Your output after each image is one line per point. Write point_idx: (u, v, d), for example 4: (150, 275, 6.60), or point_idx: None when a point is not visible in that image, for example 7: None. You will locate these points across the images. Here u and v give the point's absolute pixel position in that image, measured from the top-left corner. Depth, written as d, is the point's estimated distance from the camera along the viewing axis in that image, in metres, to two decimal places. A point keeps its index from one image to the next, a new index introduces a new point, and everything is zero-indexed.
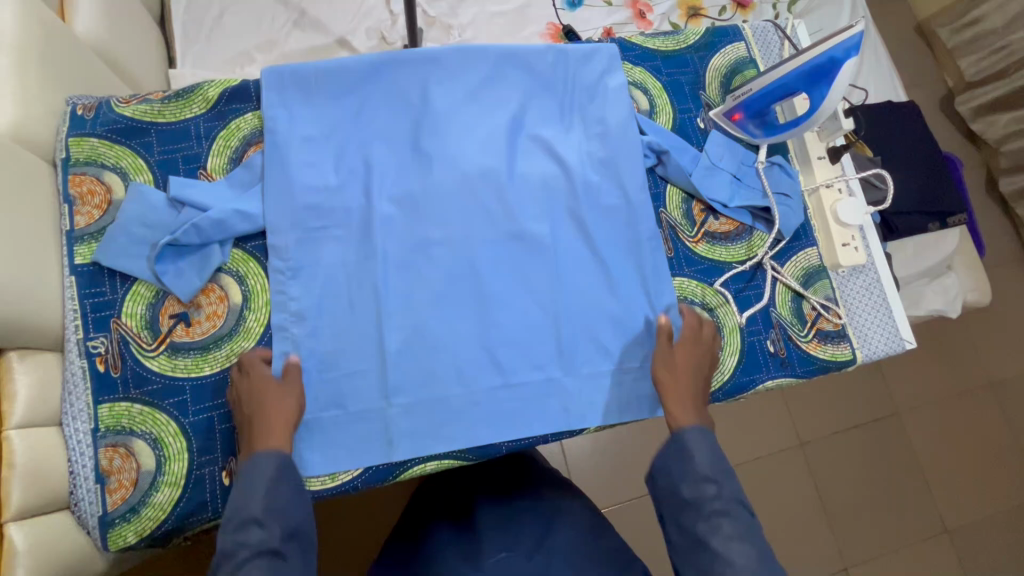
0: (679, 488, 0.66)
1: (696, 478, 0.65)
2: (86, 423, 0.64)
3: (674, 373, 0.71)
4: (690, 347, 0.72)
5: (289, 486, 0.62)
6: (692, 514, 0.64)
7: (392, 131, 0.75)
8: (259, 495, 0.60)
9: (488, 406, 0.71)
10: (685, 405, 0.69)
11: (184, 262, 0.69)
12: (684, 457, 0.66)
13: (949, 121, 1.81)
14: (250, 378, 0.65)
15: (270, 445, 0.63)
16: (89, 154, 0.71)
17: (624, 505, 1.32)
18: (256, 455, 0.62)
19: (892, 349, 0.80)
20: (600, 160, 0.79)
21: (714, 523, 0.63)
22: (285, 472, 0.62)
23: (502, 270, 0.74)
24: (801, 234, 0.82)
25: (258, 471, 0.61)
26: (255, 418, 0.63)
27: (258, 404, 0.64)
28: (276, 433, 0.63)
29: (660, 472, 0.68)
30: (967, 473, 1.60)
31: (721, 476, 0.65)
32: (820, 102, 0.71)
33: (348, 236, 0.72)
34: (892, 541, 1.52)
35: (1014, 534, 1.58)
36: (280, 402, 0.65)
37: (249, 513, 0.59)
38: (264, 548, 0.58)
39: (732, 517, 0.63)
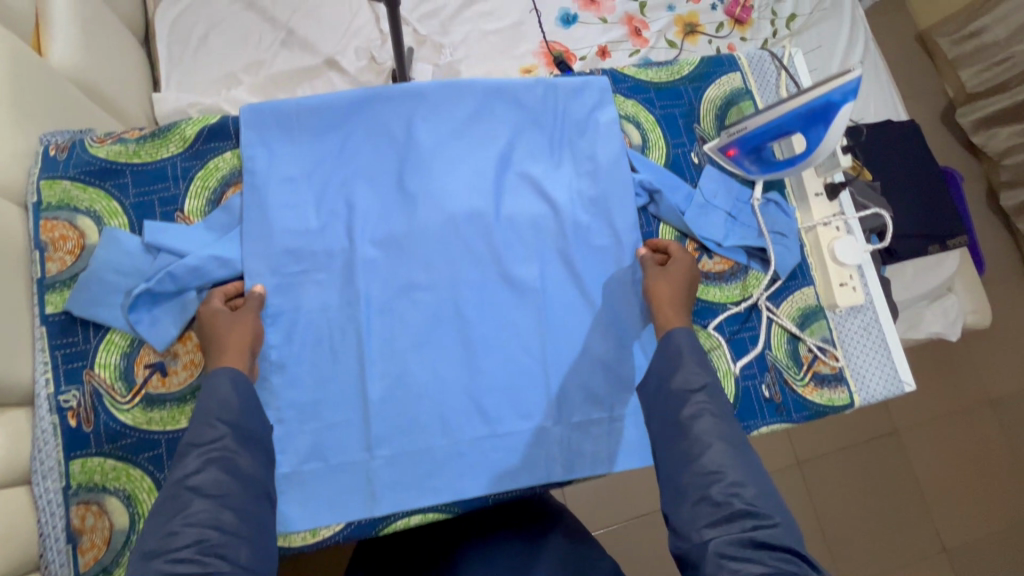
0: (666, 382, 0.62)
1: (680, 373, 0.61)
2: (57, 481, 0.62)
3: (667, 283, 0.70)
4: (682, 264, 0.72)
5: (242, 398, 0.59)
6: (677, 403, 0.60)
7: (375, 170, 0.72)
8: (213, 400, 0.58)
9: (473, 457, 0.69)
10: (679, 313, 0.68)
11: (159, 309, 0.67)
12: (673, 356, 0.63)
13: (949, 133, 1.78)
14: (205, 311, 0.65)
15: (227, 361, 0.62)
16: (62, 198, 0.68)
17: (623, 524, 1.25)
18: (210, 373, 0.61)
19: (891, 391, 0.78)
20: (591, 198, 0.76)
21: (696, 411, 0.58)
22: (240, 385, 0.60)
23: (489, 314, 0.72)
24: (798, 273, 0.80)
25: (213, 385, 0.59)
26: (211, 338, 0.63)
27: (211, 328, 0.64)
28: (233, 352, 0.62)
29: (650, 377, 0.64)
30: (966, 492, 1.58)
31: (708, 370, 0.62)
32: (817, 143, 0.68)
33: (329, 279, 0.70)
34: (891, 560, 1.50)
35: (1014, 554, 1.56)
36: (234, 323, 0.64)
37: (202, 418, 0.57)
38: (215, 451, 0.55)
39: (715, 409, 0.58)
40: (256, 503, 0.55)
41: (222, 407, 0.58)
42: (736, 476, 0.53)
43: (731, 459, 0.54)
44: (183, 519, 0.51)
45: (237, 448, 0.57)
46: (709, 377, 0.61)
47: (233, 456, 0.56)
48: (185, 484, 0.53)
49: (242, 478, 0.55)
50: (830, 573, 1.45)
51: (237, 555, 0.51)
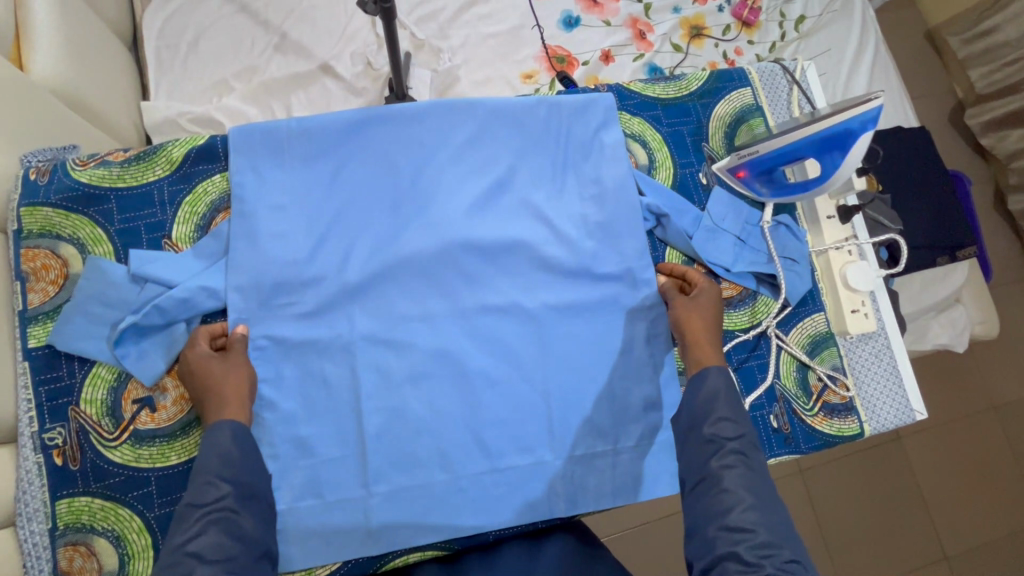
0: (698, 427, 0.61)
1: (715, 417, 0.60)
2: (43, 523, 0.60)
3: (699, 316, 0.68)
4: (709, 293, 0.70)
5: (245, 455, 0.58)
6: (710, 450, 0.59)
7: (371, 195, 0.70)
8: (211, 457, 0.56)
9: (474, 493, 0.67)
10: (712, 348, 0.67)
11: (146, 342, 0.65)
12: (708, 398, 0.62)
13: (958, 134, 1.74)
14: (192, 353, 0.62)
15: (227, 415, 0.59)
16: (43, 225, 0.65)
17: (624, 533, 1.20)
18: (208, 428, 0.58)
19: (902, 419, 0.76)
20: (596, 224, 0.74)
21: (729, 462, 0.57)
22: (240, 440, 0.58)
23: (487, 344, 0.70)
24: (808, 299, 0.77)
25: (211, 440, 0.57)
26: (205, 384, 0.61)
27: (203, 373, 0.61)
28: (231, 405, 0.60)
29: (682, 412, 0.63)
30: (968, 498, 1.57)
31: (741, 418, 0.61)
32: (833, 170, 0.67)
33: (325, 310, 0.68)
34: (892, 569, 1.49)
35: (1014, 560, 1.55)
36: (230, 369, 0.62)
37: (203, 475, 0.55)
38: (219, 507, 0.54)
39: (749, 460, 0.58)
40: (257, 565, 0.54)
41: (221, 451, 0.57)
42: (766, 536, 0.52)
43: (762, 518, 0.53)
44: None
45: (239, 507, 0.55)
46: (743, 426, 0.60)
47: (235, 516, 0.54)
48: (186, 550, 0.51)
49: (245, 541, 0.54)
50: None
51: None
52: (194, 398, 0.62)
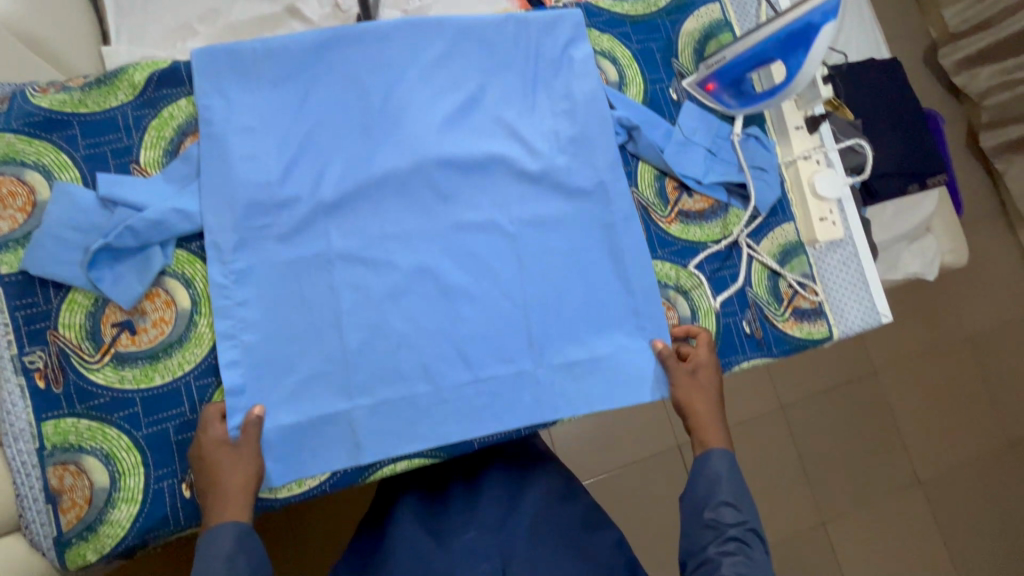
0: (700, 512, 0.70)
1: (717, 501, 0.69)
2: (29, 443, 0.61)
3: (702, 399, 0.71)
4: (710, 369, 0.72)
5: (249, 560, 0.62)
6: (710, 535, 0.68)
7: (341, 116, 0.70)
8: (215, 568, 0.60)
9: (457, 402, 0.69)
10: (716, 431, 0.72)
11: (121, 266, 0.65)
12: (712, 480, 0.70)
13: (931, 74, 1.75)
14: (204, 441, 0.62)
15: (229, 515, 0.61)
16: (6, 151, 0.64)
17: (611, 473, 1.34)
18: (210, 531, 0.60)
19: (869, 323, 0.77)
20: (569, 139, 0.74)
21: (728, 548, 0.67)
22: (244, 543, 0.61)
23: (463, 260, 0.71)
24: (778, 209, 0.79)
25: (215, 545, 0.60)
26: (205, 479, 0.61)
27: (209, 469, 0.61)
28: (231, 505, 0.61)
29: (688, 493, 0.72)
30: (940, 427, 1.64)
31: (744, 505, 0.70)
32: (797, 69, 0.68)
33: (301, 230, 0.68)
34: (867, 493, 1.56)
35: (982, 482, 1.63)
36: (237, 467, 0.61)
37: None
38: None
39: (747, 546, 0.67)
40: None
41: (226, 550, 0.60)
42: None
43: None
44: None
45: None
46: (744, 514, 0.69)
47: None
48: None
49: None
50: (809, 507, 1.52)
51: None
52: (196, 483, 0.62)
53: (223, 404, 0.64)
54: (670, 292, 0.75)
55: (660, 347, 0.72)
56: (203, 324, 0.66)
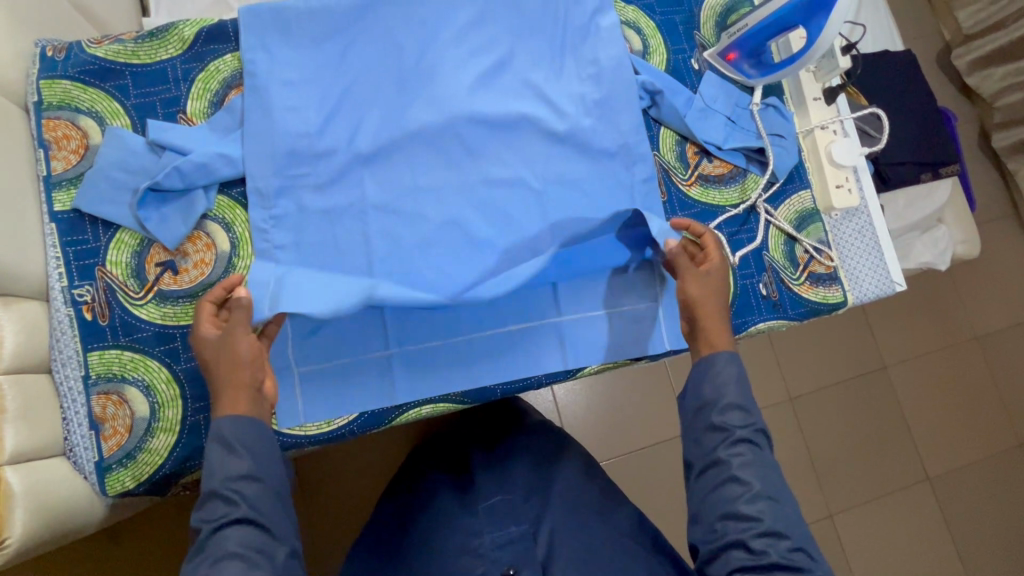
0: (707, 413, 0.65)
1: (727, 405, 0.64)
2: (76, 370, 0.64)
3: (702, 290, 0.68)
4: (716, 268, 0.69)
5: (252, 453, 0.58)
6: (719, 437, 0.64)
7: (376, 72, 0.73)
8: (215, 463, 0.57)
9: (482, 349, 0.71)
10: (721, 329, 0.68)
11: (167, 208, 0.68)
12: (718, 381, 0.65)
13: (944, 74, 1.72)
14: (199, 334, 0.61)
15: (227, 406, 0.59)
16: (62, 97, 0.68)
17: (624, 456, 1.35)
18: (216, 421, 0.59)
19: (882, 291, 0.81)
20: (594, 103, 0.77)
21: (738, 450, 0.63)
22: (244, 435, 0.58)
23: (490, 213, 0.73)
24: (795, 177, 0.82)
25: (216, 439, 0.58)
26: (209, 370, 0.60)
27: (206, 361, 0.60)
28: (236, 392, 0.60)
29: (692, 393, 0.66)
30: (954, 423, 1.56)
31: (752, 405, 0.65)
32: (818, 34, 0.71)
33: (337, 180, 0.71)
34: (877, 489, 1.49)
35: (996, 481, 1.54)
36: (232, 356, 0.60)
37: (209, 487, 0.57)
38: (230, 518, 0.56)
39: (756, 446, 0.64)
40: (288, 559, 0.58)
41: (225, 448, 0.58)
42: (772, 523, 0.60)
43: (769, 507, 0.61)
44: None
45: (255, 514, 0.57)
46: (753, 415, 0.65)
47: (251, 526, 0.56)
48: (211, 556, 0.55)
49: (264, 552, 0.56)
50: (815, 501, 1.45)
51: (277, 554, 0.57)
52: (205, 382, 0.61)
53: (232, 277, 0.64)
54: None
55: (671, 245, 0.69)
56: (241, 267, 0.69)
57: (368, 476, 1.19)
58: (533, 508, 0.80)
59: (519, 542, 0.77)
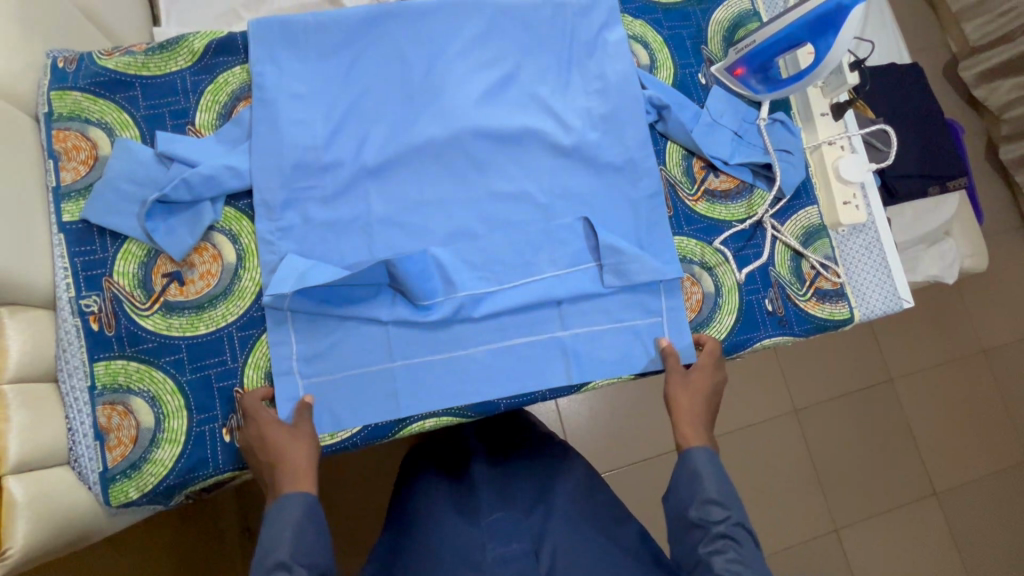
0: (686, 511, 0.68)
1: (703, 500, 0.67)
2: (82, 380, 0.64)
3: (688, 396, 0.71)
4: (708, 371, 0.73)
5: (315, 532, 0.62)
6: (699, 535, 0.66)
7: (384, 85, 0.73)
8: (285, 536, 0.61)
9: (487, 363, 0.71)
10: (698, 428, 0.71)
11: (174, 219, 0.68)
12: (693, 479, 0.68)
13: (950, 86, 1.72)
14: (258, 424, 0.64)
15: (297, 485, 0.63)
16: (72, 108, 0.69)
17: (625, 468, 1.35)
18: (281, 500, 0.62)
19: (889, 308, 0.80)
20: (600, 118, 0.77)
21: (717, 547, 0.64)
22: (311, 513, 0.63)
23: (496, 228, 0.73)
24: (802, 192, 0.82)
25: (286, 515, 0.62)
26: (266, 455, 0.63)
27: (272, 447, 0.63)
28: (300, 475, 0.63)
29: (673, 491, 0.70)
30: (962, 438, 1.54)
31: (730, 500, 0.67)
32: (826, 51, 0.71)
33: (344, 194, 0.71)
34: (883, 504, 1.47)
35: (1003, 497, 1.53)
36: (295, 446, 0.63)
37: (276, 560, 0.60)
38: None
39: (737, 543, 0.64)
40: None
41: (294, 522, 0.61)
42: None
43: None
44: None
45: None
46: (731, 509, 0.66)
47: None
48: None
49: None
50: (820, 516, 1.44)
51: None
52: (259, 469, 0.64)
53: (271, 388, 0.68)
54: (694, 267, 0.77)
55: (665, 344, 0.73)
56: (247, 279, 0.70)
57: (368, 483, 1.19)
58: (535, 524, 0.79)
59: (522, 560, 0.74)
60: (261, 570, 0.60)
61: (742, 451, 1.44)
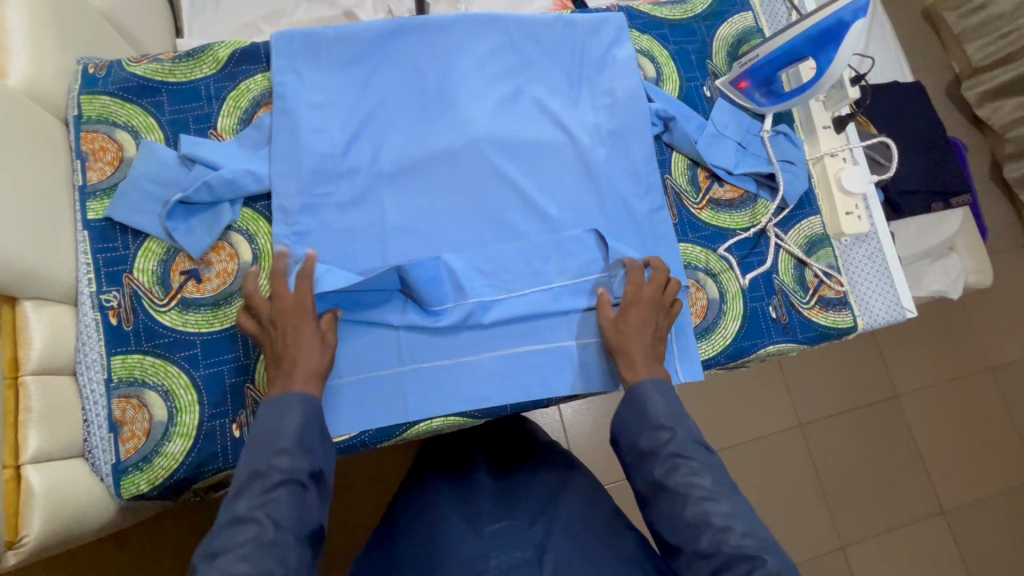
0: (637, 441, 0.67)
1: (652, 428, 0.66)
2: (99, 373, 0.66)
3: (629, 335, 0.69)
4: (644, 309, 0.70)
5: (319, 430, 0.61)
6: (653, 461, 0.65)
7: (398, 96, 0.76)
8: (289, 426, 0.60)
9: (494, 367, 0.72)
10: (640, 363, 0.69)
11: (194, 220, 0.70)
12: (640, 410, 0.67)
13: (954, 106, 1.73)
14: (279, 310, 0.64)
15: (306, 387, 0.62)
16: (101, 112, 0.71)
17: (627, 480, 1.34)
18: (289, 394, 0.61)
19: (893, 317, 0.81)
20: (609, 131, 0.79)
21: (670, 466, 0.64)
22: (317, 412, 0.62)
23: (505, 236, 0.75)
24: (805, 203, 0.83)
25: (290, 407, 0.61)
26: (282, 343, 0.63)
27: (289, 338, 0.63)
28: (309, 376, 0.63)
29: (622, 430, 0.69)
30: (968, 455, 1.53)
31: (676, 420, 0.66)
32: (826, 65, 0.73)
33: (359, 200, 0.74)
34: (890, 522, 1.45)
35: (1011, 516, 1.51)
36: (313, 343, 0.64)
37: (278, 445, 0.58)
38: (292, 478, 0.57)
39: (688, 457, 0.64)
40: (306, 537, 0.57)
41: (299, 416, 0.60)
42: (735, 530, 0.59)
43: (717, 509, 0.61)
44: (236, 550, 0.53)
45: (307, 483, 0.59)
46: (678, 428, 0.65)
47: (303, 491, 0.58)
48: (255, 512, 0.55)
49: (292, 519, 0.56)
50: (826, 533, 1.42)
51: (291, 543, 0.55)
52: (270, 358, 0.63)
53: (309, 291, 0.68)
54: (699, 274, 0.78)
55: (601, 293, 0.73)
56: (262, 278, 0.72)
57: (370, 489, 1.19)
58: (537, 533, 0.79)
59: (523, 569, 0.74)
60: (261, 451, 0.58)
61: (746, 466, 1.43)
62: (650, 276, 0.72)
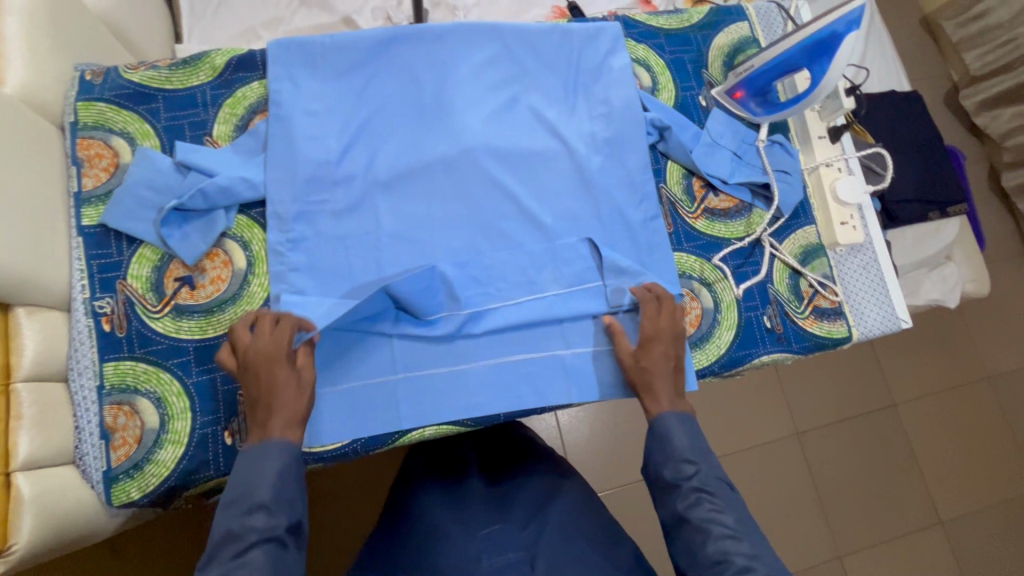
0: (661, 473, 0.67)
1: (676, 460, 0.66)
2: (91, 380, 0.66)
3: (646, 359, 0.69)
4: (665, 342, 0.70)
5: (297, 481, 0.60)
6: (676, 494, 0.65)
7: (394, 104, 0.76)
8: (266, 478, 0.58)
9: (487, 376, 0.72)
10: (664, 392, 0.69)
11: (189, 226, 0.71)
12: (663, 443, 0.67)
13: (952, 114, 1.74)
14: (256, 352, 0.61)
15: (287, 434, 0.61)
16: (97, 118, 0.72)
17: (622, 487, 1.34)
18: (269, 442, 0.60)
19: (887, 328, 0.81)
20: (604, 140, 0.80)
21: (693, 501, 0.64)
22: (295, 460, 0.61)
23: (499, 244, 0.75)
24: (800, 212, 0.83)
25: (268, 457, 0.59)
26: (261, 388, 0.60)
27: (267, 383, 0.60)
28: (290, 422, 0.61)
29: (646, 460, 0.69)
30: (966, 464, 1.52)
31: (700, 454, 0.66)
32: (821, 76, 0.74)
33: (353, 208, 0.74)
34: (887, 531, 1.45)
35: (1008, 526, 1.50)
36: (292, 387, 0.62)
37: (255, 502, 0.57)
38: (269, 535, 0.56)
39: (711, 493, 0.64)
40: None
41: (276, 468, 0.59)
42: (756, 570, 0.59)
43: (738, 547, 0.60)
44: None
45: (285, 540, 0.58)
46: (702, 463, 0.65)
47: (280, 548, 0.57)
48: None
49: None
50: (822, 543, 1.41)
51: None
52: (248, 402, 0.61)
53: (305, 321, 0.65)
54: (694, 283, 0.78)
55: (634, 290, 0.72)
56: (256, 285, 0.72)
57: (364, 494, 1.19)
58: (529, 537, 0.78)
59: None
60: (235, 508, 0.57)
61: (742, 474, 1.42)
62: (662, 304, 0.71)
